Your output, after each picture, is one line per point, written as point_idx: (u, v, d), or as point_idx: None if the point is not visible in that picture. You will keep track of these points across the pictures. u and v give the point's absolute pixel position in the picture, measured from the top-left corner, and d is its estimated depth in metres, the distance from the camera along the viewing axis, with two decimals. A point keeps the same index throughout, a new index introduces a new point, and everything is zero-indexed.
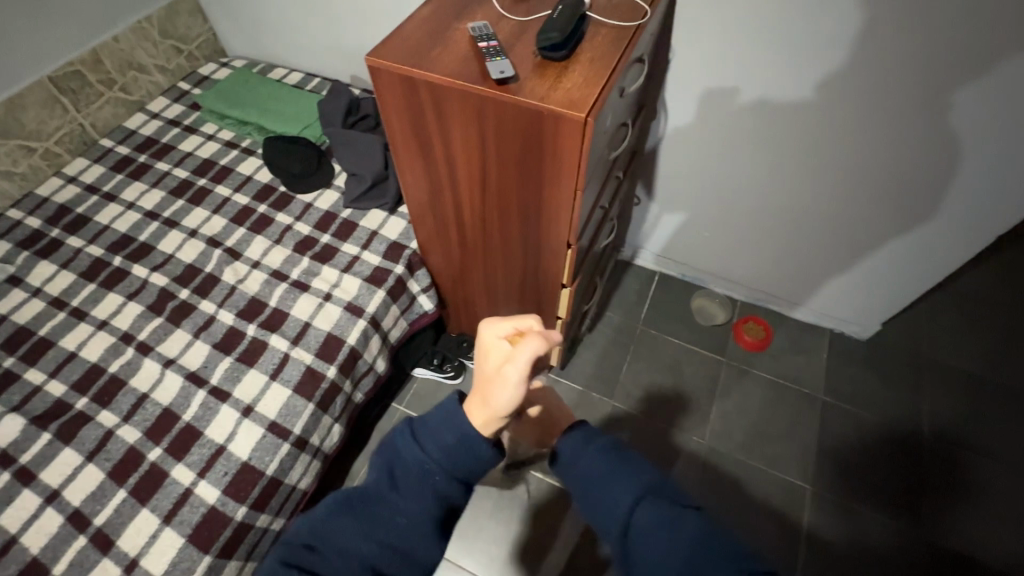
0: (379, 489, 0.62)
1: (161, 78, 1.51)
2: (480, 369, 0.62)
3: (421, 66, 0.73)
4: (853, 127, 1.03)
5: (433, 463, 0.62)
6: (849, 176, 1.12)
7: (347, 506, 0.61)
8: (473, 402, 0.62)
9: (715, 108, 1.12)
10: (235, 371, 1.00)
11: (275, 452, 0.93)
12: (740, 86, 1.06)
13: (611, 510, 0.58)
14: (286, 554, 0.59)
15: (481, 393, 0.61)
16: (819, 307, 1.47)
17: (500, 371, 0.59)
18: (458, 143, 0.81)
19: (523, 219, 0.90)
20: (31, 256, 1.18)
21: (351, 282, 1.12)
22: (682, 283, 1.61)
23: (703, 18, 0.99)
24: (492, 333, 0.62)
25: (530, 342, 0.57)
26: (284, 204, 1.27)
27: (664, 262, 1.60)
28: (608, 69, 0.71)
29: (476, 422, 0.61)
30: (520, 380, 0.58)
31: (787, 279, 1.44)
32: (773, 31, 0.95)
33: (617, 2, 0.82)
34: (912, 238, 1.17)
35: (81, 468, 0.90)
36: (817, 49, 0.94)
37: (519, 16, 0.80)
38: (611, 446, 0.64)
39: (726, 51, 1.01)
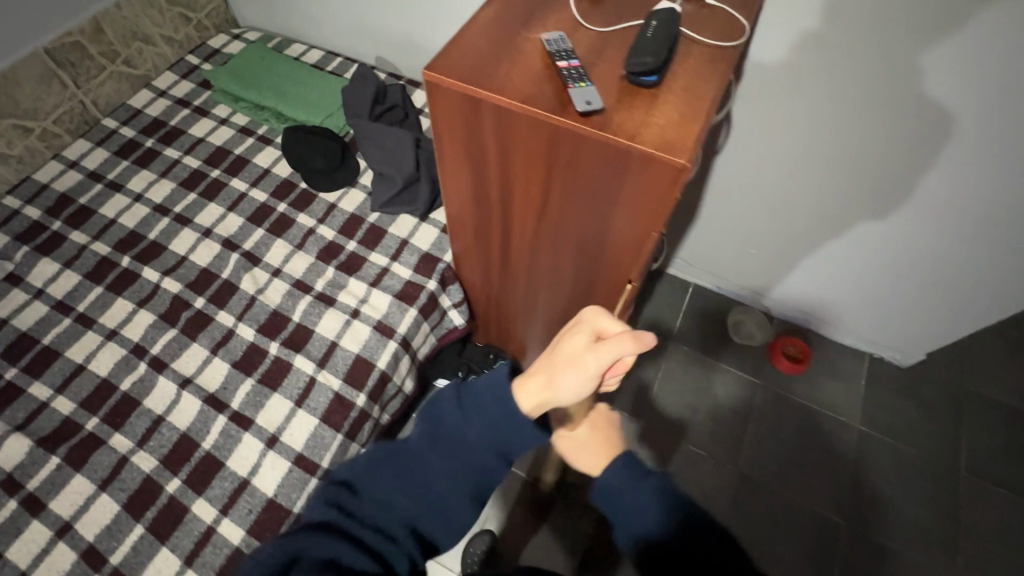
0: (418, 448, 0.57)
1: (168, 49, 1.38)
2: (556, 348, 0.58)
3: (488, 85, 0.63)
4: (939, 157, 0.93)
5: (473, 434, 0.56)
6: (927, 210, 1.02)
7: (389, 459, 0.57)
8: (534, 376, 0.57)
9: (786, 121, 1.02)
10: (256, 396, 0.93)
11: (303, 488, 0.87)
12: (819, 102, 0.96)
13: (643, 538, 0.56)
14: (328, 493, 0.57)
15: (547, 371, 0.56)
16: (864, 332, 1.40)
17: (583, 359, 0.54)
18: (520, 170, 0.72)
19: (582, 251, 0.81)
20: (31, 252, 1.08)
21: (381, 298, 1.04)
22: (717, 297, 1.54)
23: (794, 21, 0.88)
24: (589, 316, 0.57)
25: (628, 342, 0.53)
26: (306, 204, 1.17)
27: (701, 274, 1.52)
28: (707, 101, 0.61)
29: (527, 399, 0.56)
30: (595, 373, 0.54)
31: (831, 303, 1.37)
32: (865, 42, 0.85)
33: (710, 14, 0.71)
34: (983, 274, 1.09)
35: (94, 497, 0.84)
36: (922, 66, 0.84)
37: (598, 26, 0.69)
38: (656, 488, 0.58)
39: (816, 58, 0.91)
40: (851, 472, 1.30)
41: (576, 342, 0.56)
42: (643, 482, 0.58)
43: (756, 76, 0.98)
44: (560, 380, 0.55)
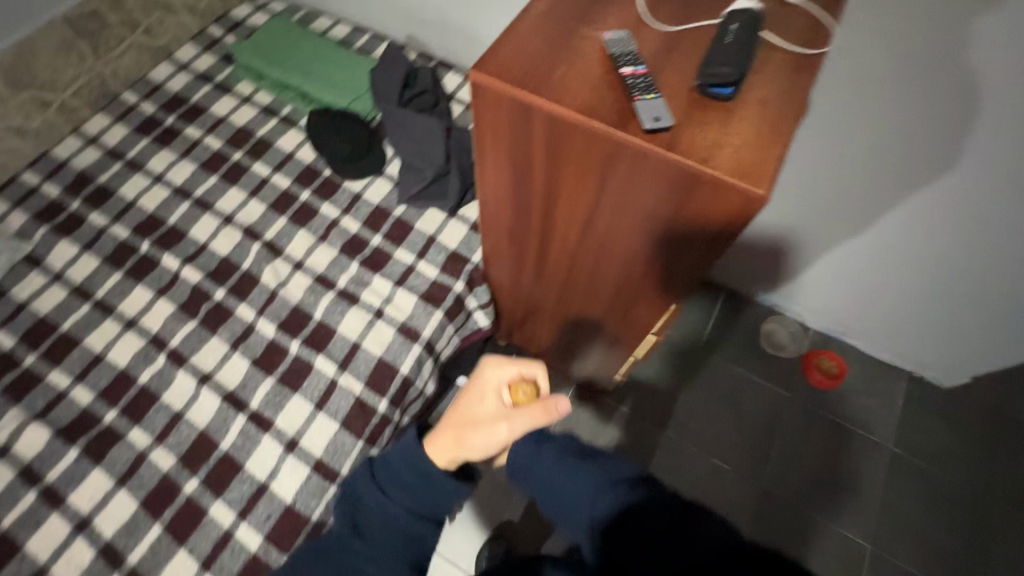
0: (342, 538, 0.65)
1: (190, 19, 1.31)
2: (469, 412, 0.70)
3: (543, 90, 0.57)
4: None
5: (398, 508, 0.66)
6: (997, 230, 0.95)
7: (313, 557, 0.64)
8: (447, 436, 0.68)
9: (850, 129, 0.94)
10: (276, 396, 0.91)
11: (321, 495, 0.84)
12: (893, 108, 0.87)
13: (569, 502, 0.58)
14: None
15: (458, 432, 0.68)
16: (904, 350, 1.34)
17: (501, 418, 0.67)
18: (568, 182, 0.66)
19: (625, 268, 0.76)
20: (50, 232, 1.05)
21: (406, 298, 1.00)
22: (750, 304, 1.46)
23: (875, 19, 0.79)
24: (494, 376, 0.71)
25: (535, 411, 0.66)
26: (330, 193, 1.13)
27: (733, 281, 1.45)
28: (790, 118, 0.55)
29: (439, 457, 0.67)
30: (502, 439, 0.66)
31: (872, 319, 1.30)
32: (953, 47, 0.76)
33: (793, 15, 0.63)
34: None
35: (112, 493, 0.83)
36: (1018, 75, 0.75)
37: (667, 25, 0.62)
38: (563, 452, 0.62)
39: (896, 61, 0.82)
40: (883, 494, 1.25)
41: (489, 402, 0.69)
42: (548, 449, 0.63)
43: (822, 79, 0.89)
44: (469, 440, 0.66)
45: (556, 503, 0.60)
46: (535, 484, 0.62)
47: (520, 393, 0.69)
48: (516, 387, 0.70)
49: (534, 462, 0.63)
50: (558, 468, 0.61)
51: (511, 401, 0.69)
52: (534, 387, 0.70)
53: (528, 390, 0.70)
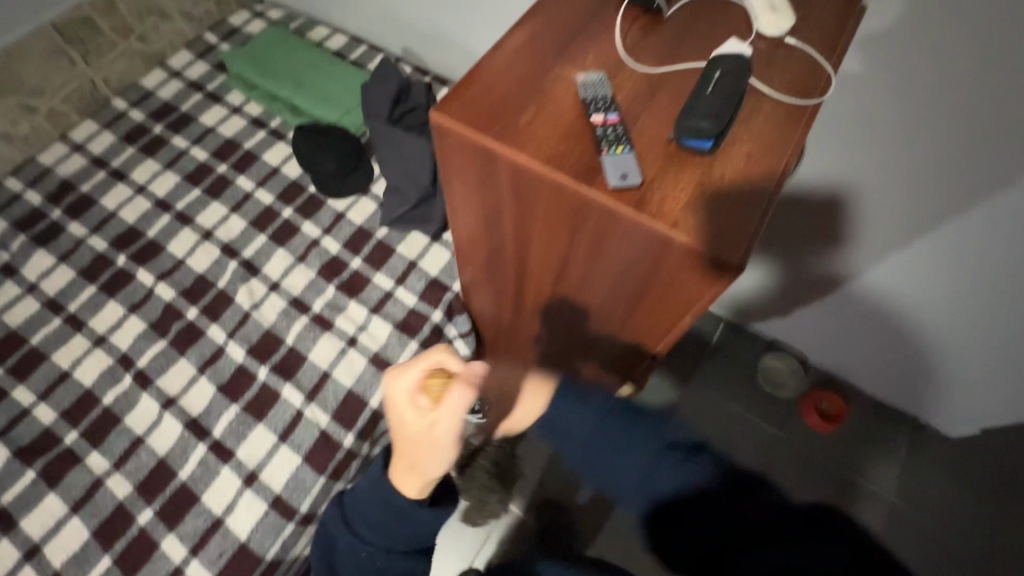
0: None
1: (185, 26, 1.29)
2: (401, 434, 0.60)
3: (507, 137, 0.52)
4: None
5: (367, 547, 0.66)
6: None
7: None
8: (400, 466, 0.63)
9: (870, 160, 0.83)
10: (239, 425, 0.88)
11: (277, 534, 0.81)
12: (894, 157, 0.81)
13: (616, 469, 0.71)
14: None
15: (409, 457, 0.61)
16: (922, 396, 1.22)
17: (435, 430, 0.57)
18: (538, 229, 0.62)
19: (602, 315, 0.71)
20: (28, 241, 1.04)
21: (381, 327, 0.96)
22: (769, 306, 1.25)
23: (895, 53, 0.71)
24: (399, 390, 0.58)
25: (460, 399, 0.55)
26: (313, 211, 1.09)
27: (774, 260, 1.11)
28: (773, 181, 0.50)
29: (407, 492, 0.63)
30: (453, 439, 0.58)
31: (892, 360, 1.17)
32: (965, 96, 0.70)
33: (788, 58, 0.58)
34: None
35: (65, 520, 0.81)
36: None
37: (649, 66, 0.57)
38: (610, 409, 0.74)
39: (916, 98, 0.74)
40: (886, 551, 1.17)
41: (412, 418, 0.58)
42: (596, 415, 0.74)
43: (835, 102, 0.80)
44: (426, 461, 0.60)
45: (611, 469, 0.72)
46: (587, 449, 0.74)
47: (433, 388, 0.57)
48: (436, 387, 0.58)
49: (578, 422, 0.75)
50: (609, 435, 0.73)
51: (431, 404, 0.57)
52: (446, 374, 0.58)
53: (441, 382, 0.58)
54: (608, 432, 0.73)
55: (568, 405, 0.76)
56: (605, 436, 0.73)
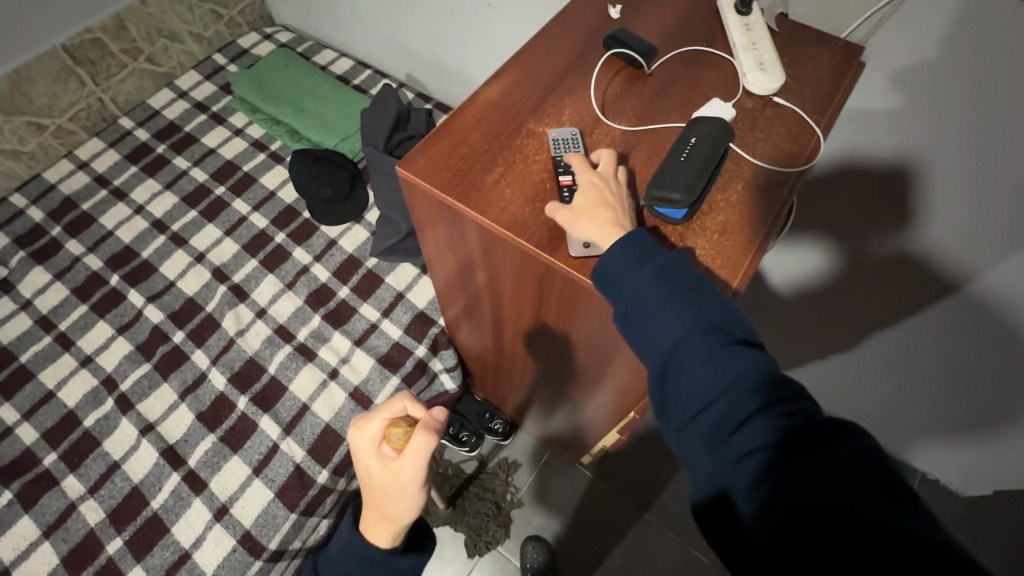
0: None
1: (195, 47, 1.32)
2: (368, 483, 0.56)
3: (473, 196, 0.52)
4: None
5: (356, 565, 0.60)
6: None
7: None
8: (371, 513, 0.58)
9: (914, 208, 0.72)
10: (215, 456, 0.87)
11: (244, 571, 0.80)
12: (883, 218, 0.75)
13: (652, 347, 0.45)
14: None
15: (377, 507, 0.57)
16: (1009, 451, 0.97)
17: (397, 481, 0.53)
18: (511, 282, 0.61)
19: (580, 364, 0.70)
20: (26, 258, 1.06)
21: (363, 359, 0.95)
22: (799, 325, 0.99)
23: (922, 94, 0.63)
24: (362, 439, 0.56)
25: (417, 442, 0.52)
26: (305, 236, 1.10)
27: (816, 255, 0.86)
28: (748, 254, 0.48)
29: (382, 537, 0.58)
30: (419, 488, 0.54)
31: (980, 405, 0.91)
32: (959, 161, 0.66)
33: (775, 121, 0.56)
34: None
35: (36, 544, 0.81)
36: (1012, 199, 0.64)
37: (626, 124, 0.56)
38: (672, 267, 0.44)
39: (960, 142, 0.64)
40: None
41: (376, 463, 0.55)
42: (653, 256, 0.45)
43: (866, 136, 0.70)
44: (395, 509, 0.55)
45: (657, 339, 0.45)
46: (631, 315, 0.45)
47: (395, 437, 0.54)
48: (399, 437, 0.54)
49: (639, 278, 0.44)
50: (670, 301, 0.44)
51: (395, 453, 0.54)
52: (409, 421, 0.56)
53: (401, 432, 0.54)
54: (656, 280, 0.44)
55: (626, 254, 0.45)
56: (645, 297, 0.44)
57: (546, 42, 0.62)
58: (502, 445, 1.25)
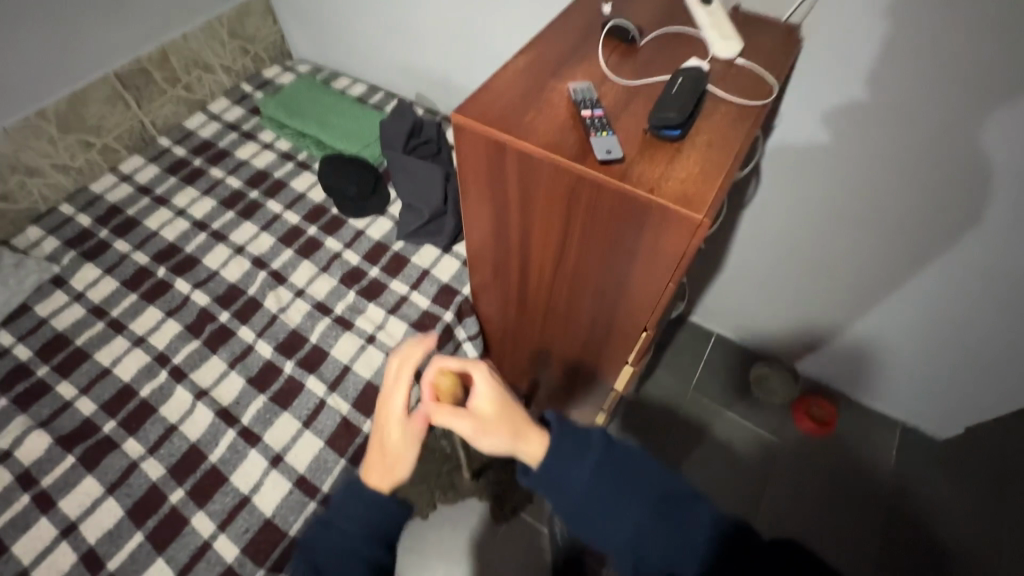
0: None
1: (225, 77, 1.48)
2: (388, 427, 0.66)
3: (513, 129, 0.66)
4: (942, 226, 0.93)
5: (348, 539, 0.61)
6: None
7: None
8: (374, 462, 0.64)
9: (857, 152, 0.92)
10: (267, 413, 0.95)
11: (300, 511, 0.86)
12: (829, 155, 0.96)
13: (590, 519, 0.56)
14: None
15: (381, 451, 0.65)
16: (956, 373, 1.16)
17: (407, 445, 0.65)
18: (540, 214, 0.74)
19: (598, 298, 0.82)
20: (77, 256, 1.15)
21: (397, 326, 1.06)
22: None
23: (852, 100, 0.87)
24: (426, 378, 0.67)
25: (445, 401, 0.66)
26: (335, 229, 1.22)
27: (778, 203, 1.09)
28: (730, 158, 0.62)
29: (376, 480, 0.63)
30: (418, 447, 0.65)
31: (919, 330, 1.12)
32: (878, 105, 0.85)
33: (738, 73, 0.73)
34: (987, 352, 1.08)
35: (101, 500, 0.86)
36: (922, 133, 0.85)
37: (625, 78, 0.72)
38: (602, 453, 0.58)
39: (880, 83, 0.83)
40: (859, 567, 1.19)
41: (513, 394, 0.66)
42: (589, 451, 0.58)
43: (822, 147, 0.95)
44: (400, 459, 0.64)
45: (604, 528, 0.56)
46: (575, 507, 0.57)
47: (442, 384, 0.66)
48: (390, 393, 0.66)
49: (577, 477, 0.57)
50: (599, 492, 0.56)
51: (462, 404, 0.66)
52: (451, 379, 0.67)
53: (452, 377, 0.66)
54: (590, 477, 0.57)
55: (560, 456, 0.58)
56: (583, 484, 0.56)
57: (556, 28, 0.79)
58: None
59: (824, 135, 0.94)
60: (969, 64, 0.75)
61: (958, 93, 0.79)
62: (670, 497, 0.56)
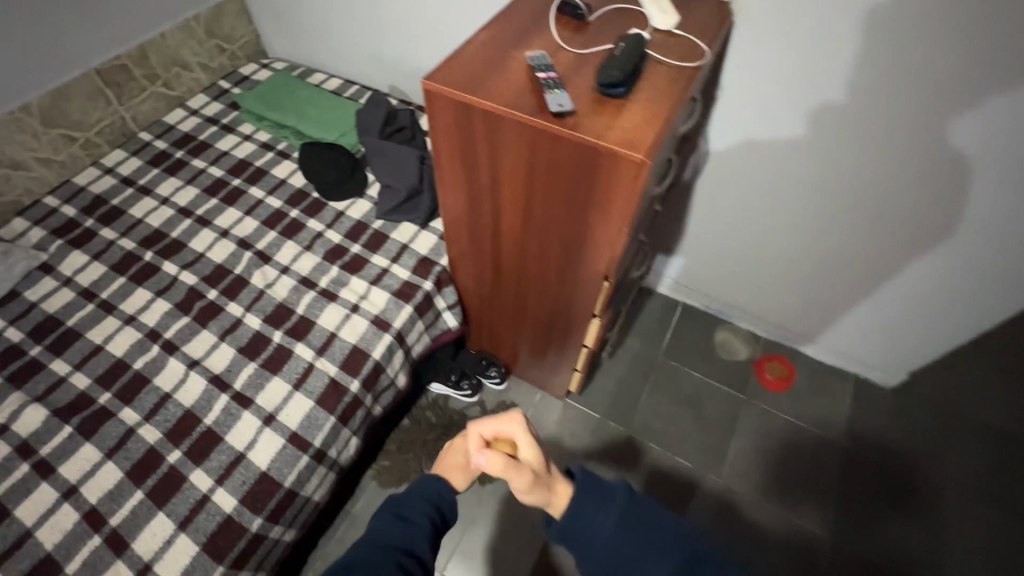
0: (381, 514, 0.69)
1: (203, 75, 1.53)
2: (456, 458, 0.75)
3: (478, 92, 0.73)
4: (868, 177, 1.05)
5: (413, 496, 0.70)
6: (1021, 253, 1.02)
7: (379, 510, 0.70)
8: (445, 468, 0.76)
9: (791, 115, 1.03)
10: (258, 378, 1.00)
11: (293, 464, 0.93)
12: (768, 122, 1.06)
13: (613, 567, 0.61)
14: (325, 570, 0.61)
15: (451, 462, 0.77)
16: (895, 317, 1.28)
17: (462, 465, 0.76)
18: (506, 172, 0.81)
19: (564, 252, 0.90)
20: (64, 245, 1.19)
21: (379, 295, 1.12)
22: None
23: (832, 97, 0.97)
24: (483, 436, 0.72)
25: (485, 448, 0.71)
26: (317, 211, 1.28)
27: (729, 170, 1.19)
28: (668, 108, 0.71)
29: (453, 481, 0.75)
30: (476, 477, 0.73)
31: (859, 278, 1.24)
32: (805, 72, 0.96)
33: (676, 41, 0.82)
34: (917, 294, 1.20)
35: (101, 464, 0.90)
36: (843, 95, 0.96)
37: (577, 48, 0.80)
38: (626, 504, 0.64)
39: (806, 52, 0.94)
40: (823, 530, 1.25)
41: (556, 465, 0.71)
42: (614, 501, 0.64)
43: (769, 120, 1.06)
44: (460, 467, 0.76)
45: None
46: (600, 561, 0.62)
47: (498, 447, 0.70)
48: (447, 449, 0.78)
49: (602, 523, 0.63)
50: (622, 539, 0.62)
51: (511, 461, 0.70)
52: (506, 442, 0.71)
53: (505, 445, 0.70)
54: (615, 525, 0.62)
55: (586, 502, 0.64)
56: (608, 531, 0.62)
57: (515, 7, 0.87)
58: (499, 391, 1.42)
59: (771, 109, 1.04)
60: (884, 33, 0.86)
61: (878, 60, 0.89)
62: (698, 557, 0.61)
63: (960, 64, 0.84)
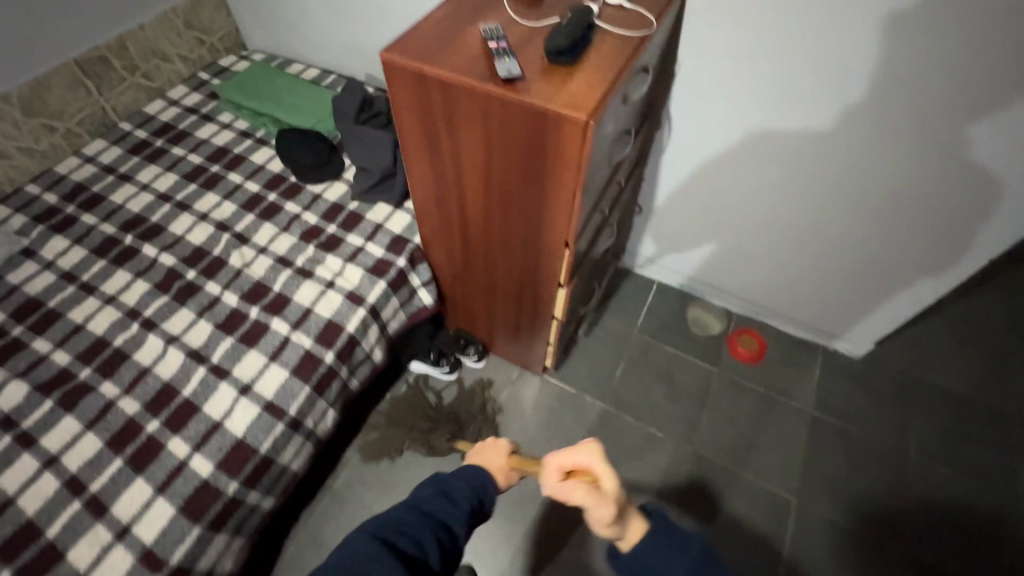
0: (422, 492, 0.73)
1: (182, 66, 1.56)
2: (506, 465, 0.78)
3: (434, 63, 0.77)
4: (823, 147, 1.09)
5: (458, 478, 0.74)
6: (979, 229, 1.08)
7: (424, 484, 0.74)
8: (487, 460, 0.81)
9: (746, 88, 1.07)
10: (235, 351, 1.03)
11: (269, 431, 0.97)
12: (725, 96, 1.10)
13: None
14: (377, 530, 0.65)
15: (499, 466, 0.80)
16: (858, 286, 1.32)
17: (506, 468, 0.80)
18: (465, 142, 0.84)
19: (526, 220, 0.93)
20: (46, 230, 1.21)
21: (354, 272, 1.15)
22: None
23: (788, 71, 1.01)
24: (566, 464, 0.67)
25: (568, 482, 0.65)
26: (294, 194, 1.31)
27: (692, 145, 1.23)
28: (613, 73, 0.75)
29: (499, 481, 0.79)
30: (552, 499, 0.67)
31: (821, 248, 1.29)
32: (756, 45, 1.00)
33: (626, 14, 0.86)
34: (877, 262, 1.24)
35: (81, 435, 0.93)
36: (793, 66, 1.00)
37: (530, 21, 0.84)
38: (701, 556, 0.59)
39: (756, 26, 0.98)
40: (790, 492, 1.29)
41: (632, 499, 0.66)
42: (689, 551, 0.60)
43: (729, 94, 1.09)
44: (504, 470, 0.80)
45: None
46: None
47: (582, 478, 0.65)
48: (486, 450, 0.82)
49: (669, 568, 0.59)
50: None
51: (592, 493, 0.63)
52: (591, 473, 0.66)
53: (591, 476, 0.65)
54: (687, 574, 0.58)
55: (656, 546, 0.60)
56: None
57: None
58: (477, 369, 1.45)
59: (728, 83, 1.08)
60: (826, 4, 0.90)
61: (821, 31, 0.93)
62: None
63: (907, 38, 0.89)
